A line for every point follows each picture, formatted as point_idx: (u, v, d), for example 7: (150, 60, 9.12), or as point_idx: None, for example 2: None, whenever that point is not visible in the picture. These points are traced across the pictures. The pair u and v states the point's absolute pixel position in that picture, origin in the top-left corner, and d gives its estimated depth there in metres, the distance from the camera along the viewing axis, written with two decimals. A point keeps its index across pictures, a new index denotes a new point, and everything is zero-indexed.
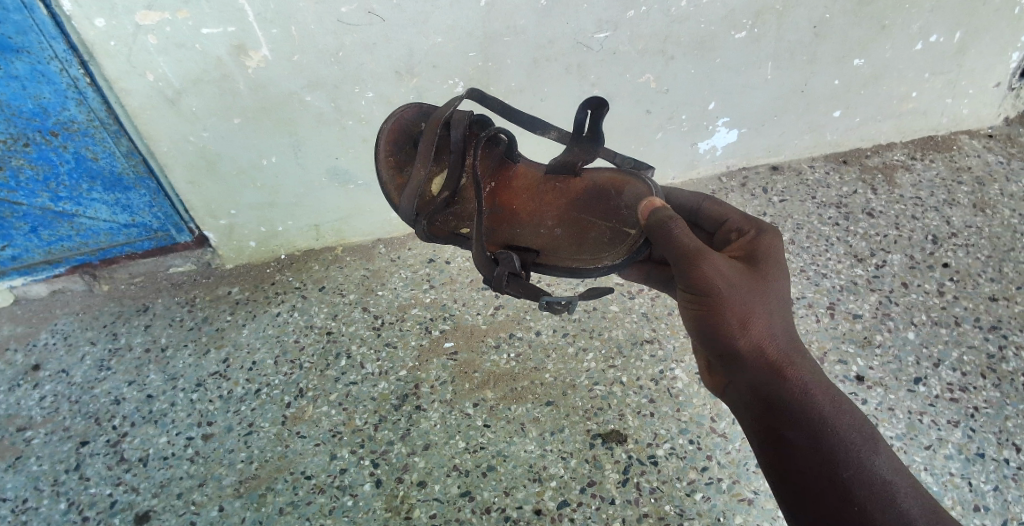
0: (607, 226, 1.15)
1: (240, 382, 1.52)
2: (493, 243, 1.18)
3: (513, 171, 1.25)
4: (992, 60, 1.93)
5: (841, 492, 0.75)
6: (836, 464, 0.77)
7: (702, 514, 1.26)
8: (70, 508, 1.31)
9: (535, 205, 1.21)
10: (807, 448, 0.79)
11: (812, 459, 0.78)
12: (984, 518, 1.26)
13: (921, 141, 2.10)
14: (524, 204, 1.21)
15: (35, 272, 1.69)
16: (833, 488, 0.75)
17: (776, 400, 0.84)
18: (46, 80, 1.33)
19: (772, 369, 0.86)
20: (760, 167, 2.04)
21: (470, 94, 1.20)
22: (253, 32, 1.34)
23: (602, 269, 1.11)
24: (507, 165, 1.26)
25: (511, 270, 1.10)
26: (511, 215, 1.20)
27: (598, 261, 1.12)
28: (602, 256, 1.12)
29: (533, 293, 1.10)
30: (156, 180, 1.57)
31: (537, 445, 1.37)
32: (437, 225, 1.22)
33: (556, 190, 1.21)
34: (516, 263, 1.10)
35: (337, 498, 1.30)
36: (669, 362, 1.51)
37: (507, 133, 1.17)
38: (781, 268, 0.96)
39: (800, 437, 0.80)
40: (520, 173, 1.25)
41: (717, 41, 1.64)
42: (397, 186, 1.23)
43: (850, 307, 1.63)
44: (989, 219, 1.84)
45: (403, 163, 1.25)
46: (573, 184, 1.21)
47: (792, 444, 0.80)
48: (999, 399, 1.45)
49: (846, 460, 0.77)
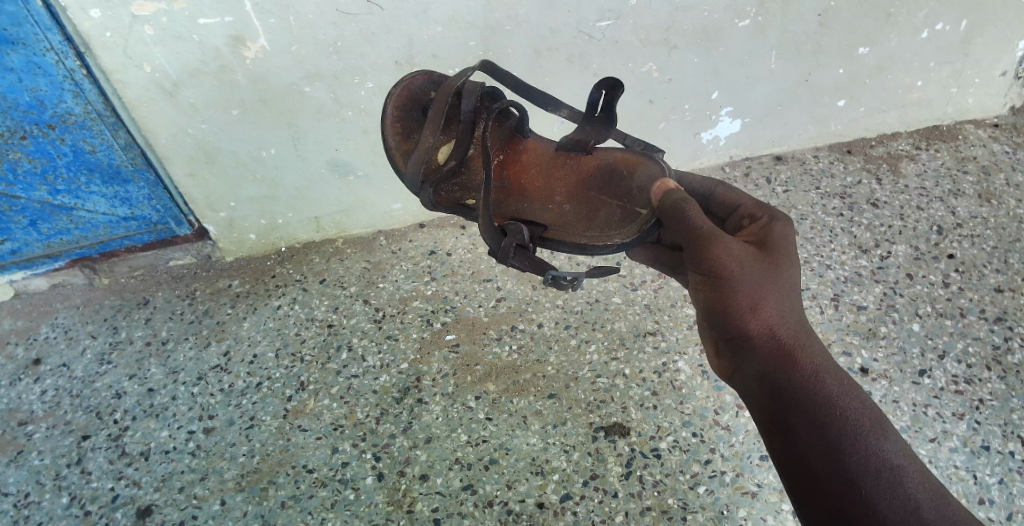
0: (617, 206, 1.16)
1: (241, 375, 1.51)
2: (501, 215, 1.20)
3: (523, 145, 1.23)
4: (999, 49, 1.91)
5: (847, 478, 0.74)
6: (844, 451, 0.76)
7: (705, 508, 1.26)
8: (72, 503, 1.31)
9: (546, 181, 1.21)
10: (813, 436, 0.78)
11: (817, 447, 0.77)
12: (989, 511, 1.25)
13: (926, 131, 2.08)
14: (533, 179, 1.21)
15: (34, 266, 1.68)
16: (837, 474, 0.74)
17: (784, 388, 0.83)
18: (42, 72, 1.32)
19: (782, 358, 0.85)
20: (764, 157, 2.01)
21: (483, 66, 1.19)
22: (250, 22, 1.32)
23: (612, 246, 1.12)
24: (518, 139, 1.24)
25: (519, 242, 1.11)
26: (520, 190, 1.21)
27: (606, 238, 1.14)
28: (611, 235, 1.13)
29: (539, 267, 1.11)
30: (154, 173, 1.56)
31: (540, 438, 1.36)
32: (443, 194, 1.23)
33: (566, 167, 1.21)
34: (525, 235, 1.10)
35: (339, 492, 1.29)
36: (672, 355, 1.50)
37: (519, 108, 1.14)
38: (792, 254, 0.95)
39: (807, 424, 0.79)
40: (531, 148, 1.24)
41: (721, 30, 1.62)
42: (404, 153, 1.23)
43: (854, 299, 1.62)
44: (995, 210, 1.83)
45: (411, 130, 1.24)
46: (583, 161, 1.21)
47: (800, 432, 0.79)
48: (1004, 391, 1.44)
49: (854, 449, 0.76)
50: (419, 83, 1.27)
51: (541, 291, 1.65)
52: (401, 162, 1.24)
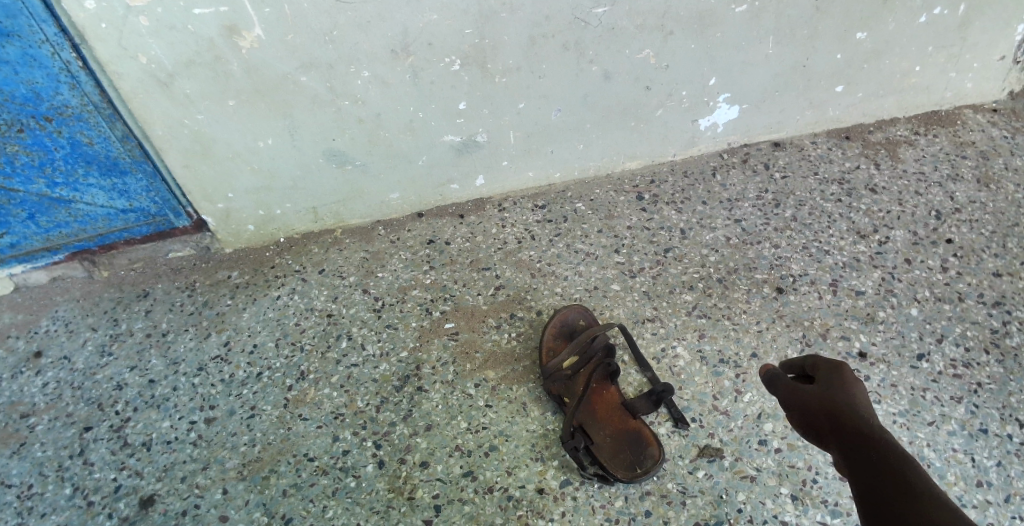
0: (643, 467, 1.27)
1: (241, 365, 1.52)
2: (575, 421, 1.33)
3: (603, 393, 1.41)
4: (996, 34, 1.90)
5: (887, 488, 0.67)
6: (881, 465, 0.69)
7: (704, 492, 1.26)
8: (74, 493, 1.32)
9: (609, 421, 1.36)
10: (858, 458, 0.72)
11: (861, 469, 0.71)
12: (987, 494, 1.25)
13: (924, 116, 2.07)
14: (603, 417, 1.37)
15: (33, 260, 1.67)
16: (881, 488, 0.67)
17: (834, 423, 0.78)
18: (38, 64, 1.32)
19: (827, 394, 0.82)
20: (762, 143, 2.00)
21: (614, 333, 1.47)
22: (244, 12, 1.32)
23: (652, 458, 1.28)
24: (606, 388, 1.42)
25: (573, 443, 1.27)
26: (593, 406, 1.38)
27: (651, 451, 1.30)
28: (653, 450, 1.30)
29: (597, 457, 1.28)
30: (152, 164, 1.56)
31: (539, 425, 1.38)
32: (557, 386, 1.40)
33: (624, 422, 1.35)
34: (578, 440, 1.27)
35: (339, 479, 1.30)
36: (671, 340, 1.50)
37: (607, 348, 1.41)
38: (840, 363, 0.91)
39: (852, 450, 0.74)
40: (607, 400, 1.40)
41: (717, 16, 1.62)
42: (544, 353, 1.45)
43: (853, 284, 1.62)
44: (993, 195, 1.83)
45: (550, 351, 1.45)
46: (635, 429, 1.34)
47: (851, 459, 0.73)
48: (1003, 375, 1.44)
49: (893, 464, 0.69)
50: (558, 340, 1.48)
51: (540, 279, 1.66)
52: (543, 354, 1.45)
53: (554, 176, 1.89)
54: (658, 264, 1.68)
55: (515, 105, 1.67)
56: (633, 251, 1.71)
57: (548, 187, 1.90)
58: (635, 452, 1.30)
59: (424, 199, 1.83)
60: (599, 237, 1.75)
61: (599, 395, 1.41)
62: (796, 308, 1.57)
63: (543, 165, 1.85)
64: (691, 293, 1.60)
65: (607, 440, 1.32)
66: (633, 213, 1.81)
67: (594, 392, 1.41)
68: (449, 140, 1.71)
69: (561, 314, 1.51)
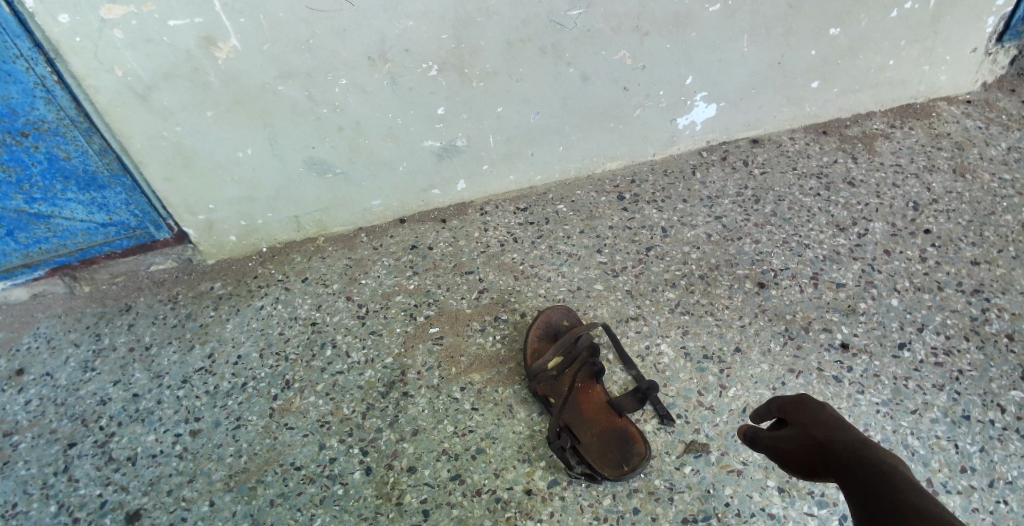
0: (631, 464, 1.28)
1: (226, 377, 1.51)
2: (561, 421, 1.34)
3: (589, 393, 1.42)
4: (968, 26, 1.93)
5: (880, 496, 0.64)
6: (869, 478, 0.67)
7: (692, 487, 1.27)
8: (60, 511, 1.30)
9: (595, 419, 1.37)
10: (847, 475, 0.70)
11: (852, 485, 0.68)
12: (971, 479, 1.26)
13: (900, 109, 2.10)
14: (589, 415, 1.38)
15: (13, 276, 1.65)
16: (873, 500, 0.64)
17: (817, 453, 0.75)
18: (13, 79, 1.30)
19: (810, 423, 0.78)
20: (741, 141, 2.02)
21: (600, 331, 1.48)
22: (220, 23, 1.32)
23: (640, 454, 1.30)
24: (592, 388, 1.43)
25: (562, 444, 1.27)
26: (579, 406, 1.39)
27: (638, 447, 1.31)
28: (641, 447, 1.31)
29: (585, 458, 1.29)
30: (131, 177, 1.55)
31: (525, 426, 1.38)
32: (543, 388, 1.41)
33: (610, 420, 1.37)
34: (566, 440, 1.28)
35: (327, 487, 1.29)
36: (655, 338, 1.51)
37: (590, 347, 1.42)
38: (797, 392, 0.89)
39: (839, 471, 0.71)
40: (593, 399, 1.41)
41: (693, 16, 1.64)
42: (530, 354, 1.46)
43: (833, 276, 1.64)
44: (970, 185, 1.85)
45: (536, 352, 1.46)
46: (621, 426, 1.35)
47: (843, 483, 0.70)
48: (984, 361, 1.46)
49: (880, 475, 0.67)
50: (544, 339, 1.49)
51: (523, 281, 1.66)
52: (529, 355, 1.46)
53: (536, 179, 1.90)
54: (640, 262, 1.69)
55: (494, 109, 1.68)
56: (615, 250, 1.72)
57: (530, 189, 1.91)
58: (623, 451, 1.30)
59: (406, 205, 1.84)
60: (581, 237, 1.76)
61: (585, 395, 1.42)
62: (778, 302, 1.58)
63: (525, 168, 1.86)
64: (674, 291, 1.62)
65: (594, 438, 1.33)
66: (615, 213, 1.82)
67: (580, 391, 1.42)
68: (430, 145, 1.71)
69: (547, 311, 1.52)
